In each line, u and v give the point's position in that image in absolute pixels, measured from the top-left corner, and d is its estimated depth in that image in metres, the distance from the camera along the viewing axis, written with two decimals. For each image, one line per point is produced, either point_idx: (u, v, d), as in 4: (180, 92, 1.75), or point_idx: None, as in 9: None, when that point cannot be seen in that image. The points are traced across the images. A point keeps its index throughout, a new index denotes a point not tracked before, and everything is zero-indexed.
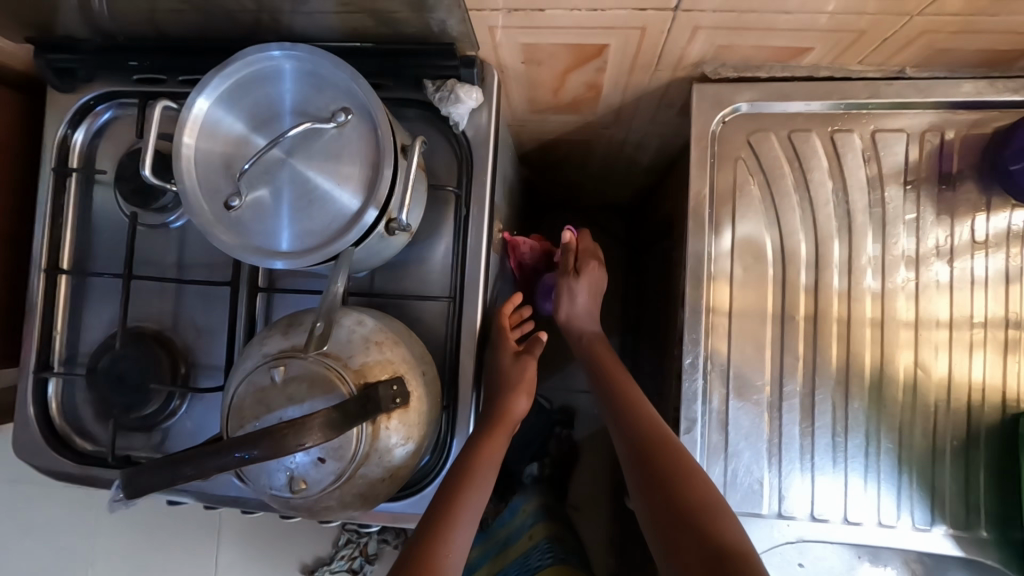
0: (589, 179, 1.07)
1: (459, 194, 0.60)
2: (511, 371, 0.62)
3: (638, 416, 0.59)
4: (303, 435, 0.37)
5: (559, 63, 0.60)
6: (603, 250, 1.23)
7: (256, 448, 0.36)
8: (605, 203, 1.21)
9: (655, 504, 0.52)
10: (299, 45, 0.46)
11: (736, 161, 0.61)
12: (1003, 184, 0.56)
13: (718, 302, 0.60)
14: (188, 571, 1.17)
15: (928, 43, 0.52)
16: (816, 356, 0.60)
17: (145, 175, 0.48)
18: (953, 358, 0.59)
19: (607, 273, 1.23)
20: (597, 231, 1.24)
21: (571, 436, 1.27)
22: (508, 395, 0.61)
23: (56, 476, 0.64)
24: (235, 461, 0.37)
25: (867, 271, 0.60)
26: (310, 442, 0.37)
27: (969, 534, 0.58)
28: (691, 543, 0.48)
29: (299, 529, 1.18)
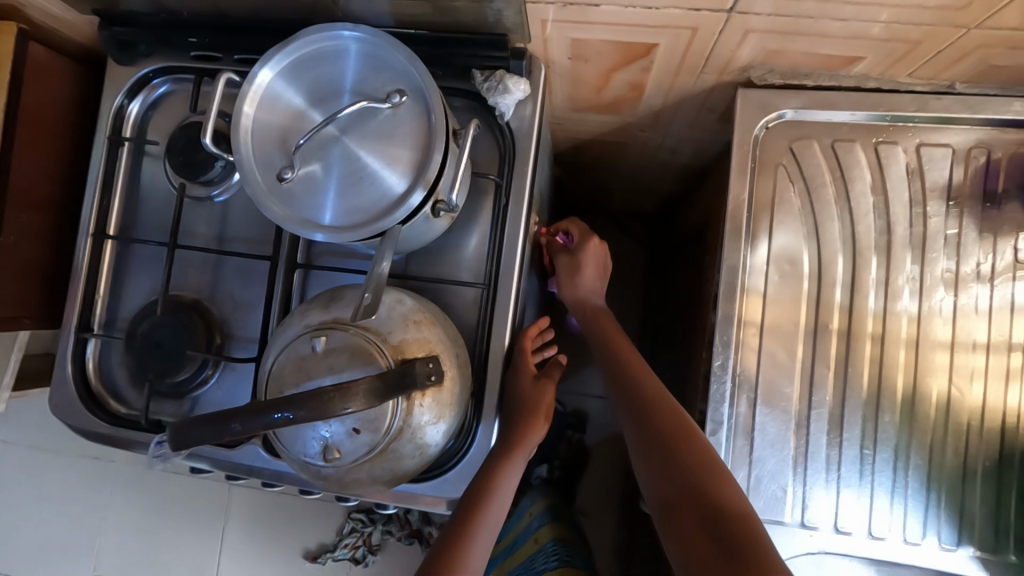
0: (619, 184, 1.07)
1: (501, 184, 0.61)
2: (532, 395, 0.59)
3: (639, 380, 0.60)
4: (347, 399, 0.39)
5: (606, 61, 0.61)
6: (627, 256, 1.23)
7: (302, 410, 0.39)
8: (632, 210, 1.22)
9: (654, 465, 0.54)
10: (362, 28, 0.48)
11: (777, 167, 0.61)
12: None
13: (751, 306, 0.60)
14: (196, 546, 1.18)
15: (982, 58, 0.52)
16: (848, 367, 0.59)
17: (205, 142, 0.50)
18: (989, 380, 0.58)
19: (630, 280, 1.23)
20: (622, 237, 1.24)
21: (582, 440, 1.26)
22: (528, 417, 0.59)
23: (89, 436, 0.66)
24: (277, 420, 0.39)
25: (905, 285, 0.59)
26: (353, 406, 0.39)
27: (995, 558, 0.57)
28: (688, 505, 0.50)
29: (304, 514, 1.18)
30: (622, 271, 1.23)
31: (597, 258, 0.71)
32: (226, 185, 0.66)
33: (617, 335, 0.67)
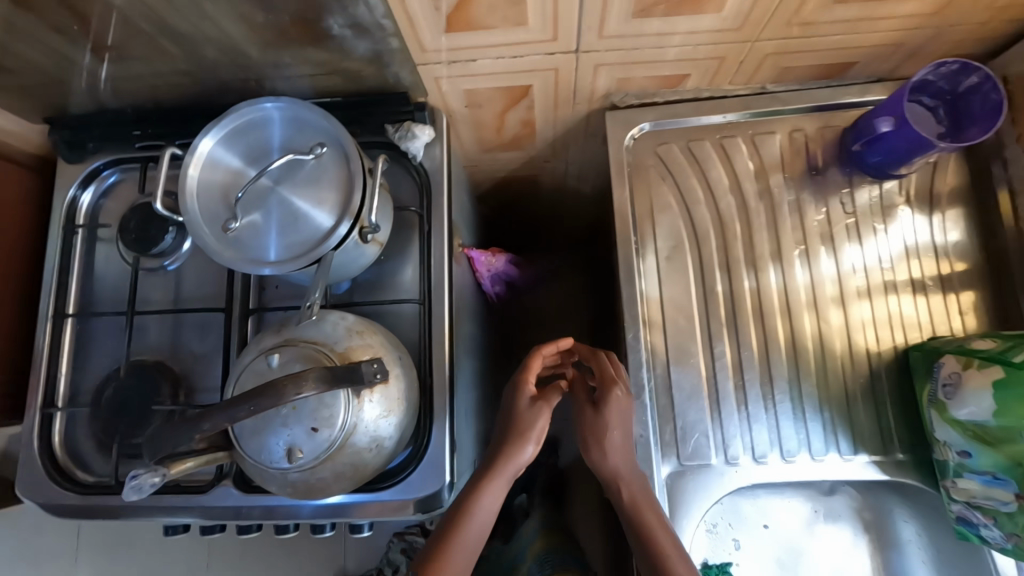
0: (546, 215, 1.20)
1: (421, 212, 0.71)
2: (524, 417, 0.64)
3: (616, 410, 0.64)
4: (301, 383, 0.46)
5: (496, 105, 0.74)
6: (567, 280, 1.35)
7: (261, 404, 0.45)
8: (564, 239, 1.34)
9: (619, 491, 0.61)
10: (283, 98, 0.59)
11: (647, 168, 0.74)
12: (857, 166, 0.71)
13: (650, 284, 0.71)
14: None
15: (775, 63, 0.67)
16: (738, 321, 0.70)
17: (157, 207, 0.58)
18: (851, 312, 0.69)
19: (574, 300, 1.34)
20: (561, 263, 1.36)
21: (556, 463, 1.30)
22: (516, 432, 0.63)
23: (60, 511, 0.68)
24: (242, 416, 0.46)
25: (768, 246, 0.72)
26: (307, 390, 0.46)
27: (891, 460, 0.66)
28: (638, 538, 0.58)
29: None
30: (566, 297, 1.33)
31: (619, 417, 0.62)
32: (176, 254, 0.73)
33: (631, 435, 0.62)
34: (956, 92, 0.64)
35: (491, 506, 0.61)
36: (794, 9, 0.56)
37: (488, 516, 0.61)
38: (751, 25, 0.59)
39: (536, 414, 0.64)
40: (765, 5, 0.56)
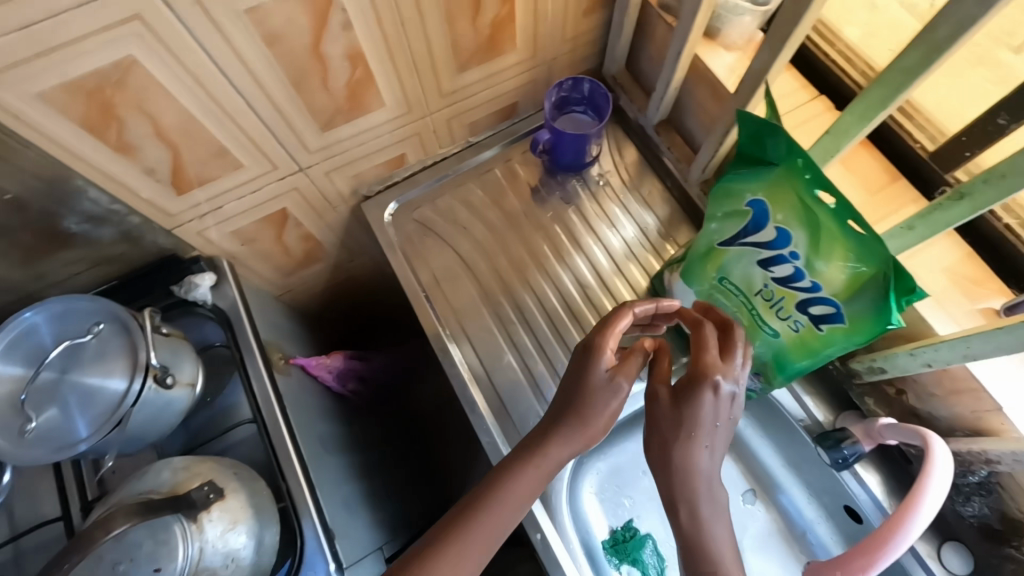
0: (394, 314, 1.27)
1: (229, 345, 0.78)
2: (590, 381, 0.59)
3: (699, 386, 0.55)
4: (112, 524, 0.49)
5: (267, 233, 0.86)
6: None
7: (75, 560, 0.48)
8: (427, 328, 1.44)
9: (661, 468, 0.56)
10: (49, 300, 0.65)
11: (411, 232, 0.88)
12: (561, 169, 0.90)
13: (448, 318, 0.83)
14: None
15: (461, 122, 0.85)
16: (526, 316, 0.83)
17: None
18: (604, 273, 0.86)
19: None
20: None
21: None
22: (575, 409, 0.59)
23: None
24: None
25: (525, 251, 0.87)
26: (119, 527, 0.50)
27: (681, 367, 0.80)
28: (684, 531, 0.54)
29: None
30: None
31: (694, 417, 0.55)
32: None
33: (687, 431, 0.55)
34: (588, 95, 0.85)
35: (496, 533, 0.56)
36: (434, 85, 0.74)
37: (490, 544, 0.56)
38: (415, 105, 0.76)
39: (607, 395, 0.59)
40: (410, 90, 0.73)
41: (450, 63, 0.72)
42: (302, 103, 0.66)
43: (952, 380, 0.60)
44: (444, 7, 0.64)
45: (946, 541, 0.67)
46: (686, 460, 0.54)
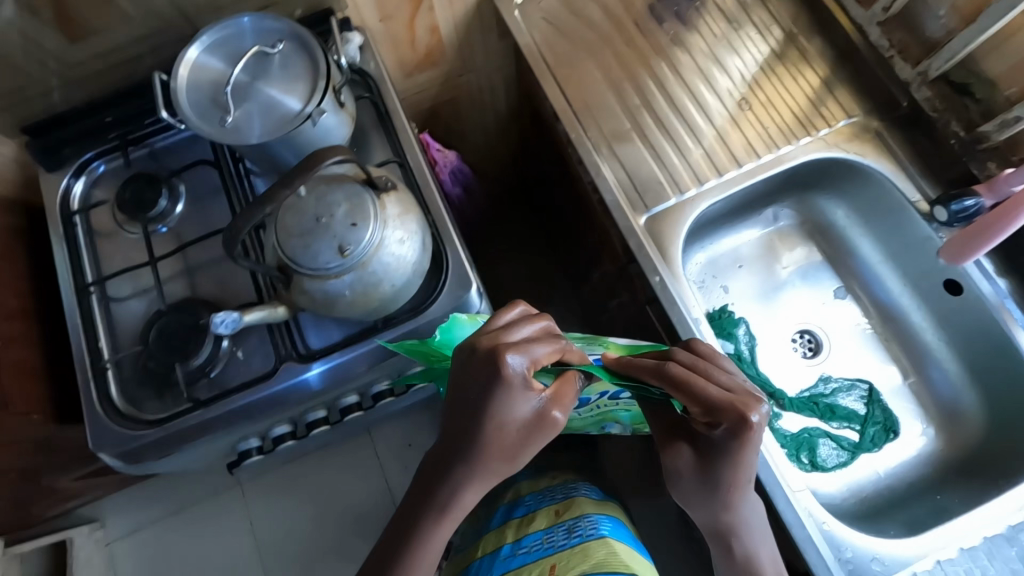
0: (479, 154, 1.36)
1: (373, 99, 0.85)
2: (517, 423, 0.49)
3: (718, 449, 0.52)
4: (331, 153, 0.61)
5: (404, 13, 0.90)
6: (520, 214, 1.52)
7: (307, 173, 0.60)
8: (505, 186, 1.51)
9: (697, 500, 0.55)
10: (246, 15, 0.72)
11: (538, 22, 0.92)
12: None
13: (574, 98, 0.87)
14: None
15: None
16: (649, 98, 0.87)
17: (161, 113, 0.67)
18: (725, 63, 0.88)
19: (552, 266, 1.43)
20: (508, 201, 1.53)
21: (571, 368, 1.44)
22: (499, 446, 0.49)
23: (128, 456, 0.73)
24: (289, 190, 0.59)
25: (647, 42, 0.90)
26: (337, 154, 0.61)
27: (800, 145, 0.83)
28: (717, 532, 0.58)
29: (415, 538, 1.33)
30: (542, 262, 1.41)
31: (741, 451, 0.51)
32: (168, 216, 0.83)
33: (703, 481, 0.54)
34: None
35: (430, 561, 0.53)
36: None
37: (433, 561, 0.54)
38: None
39: (519, 401, 0.48)
40: None
41: None
42: None
43: None
44: None
45: None
46: (725, 495, 0.54)
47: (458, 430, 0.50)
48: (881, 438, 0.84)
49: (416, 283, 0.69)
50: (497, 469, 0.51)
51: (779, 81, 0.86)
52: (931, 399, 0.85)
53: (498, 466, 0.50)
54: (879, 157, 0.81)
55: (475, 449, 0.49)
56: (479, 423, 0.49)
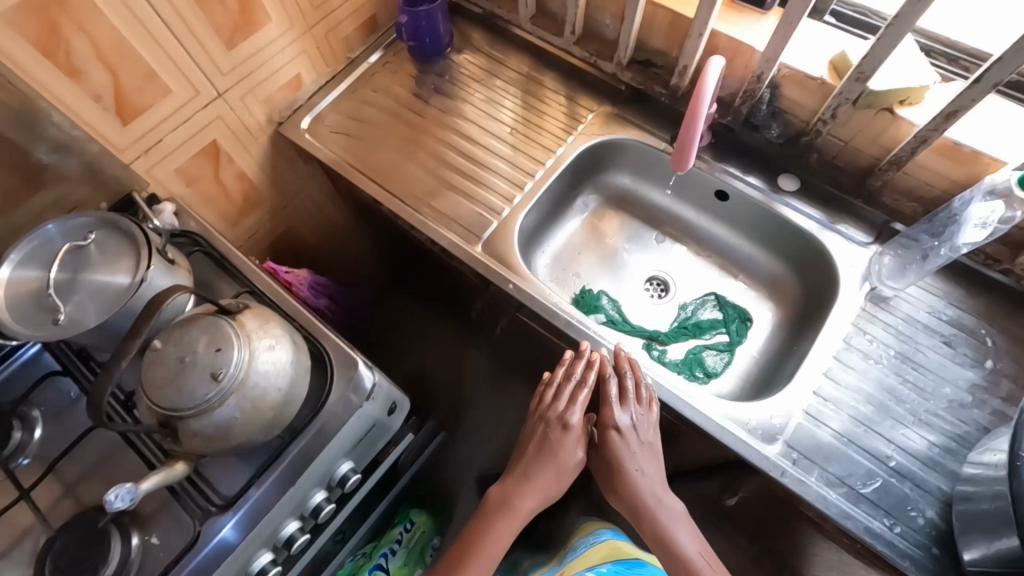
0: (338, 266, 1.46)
1: (206, 249, 0.89)
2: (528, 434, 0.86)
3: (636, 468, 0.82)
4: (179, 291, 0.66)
5: (206, 171, 0.99)
6: (406, 303, 1.67)
7: (169, 335, 0.67)
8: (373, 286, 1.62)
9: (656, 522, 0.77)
10: (64, 217, 0.76)
11: (330, 134, 1.06)
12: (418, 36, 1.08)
13: (383, 175, 1.01)
14: None
15: (335, 35, 1.05)
16: (440, 154, 1.03)
17: None
18: (487, 106, 1.08)
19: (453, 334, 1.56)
20: (395, 294, 1.69)
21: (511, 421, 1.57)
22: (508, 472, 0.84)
23: None
24: (160, 351, 0.66)
25: (423, 115, 1.08)
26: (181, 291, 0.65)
27: (571, 141, 1.03)
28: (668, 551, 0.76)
29: None
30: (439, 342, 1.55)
31: (648, 450, 0.80)
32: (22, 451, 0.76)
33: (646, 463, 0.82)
34: None
35: (500, 545, 0.78)
36: None
37: (505, 541, 0.78)
38: (295, 21, 0.96)
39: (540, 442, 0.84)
40: (288, 5, 0.93)
41: None
42: (205, 15, 0.82)
43: (736, 58, 0.87)
44: None
45: (780, 174, 0.93)
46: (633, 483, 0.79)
47: (536, 456, 0.81)
48: (742, 328, 0.99)
49: (306, 388, 0.74)
50: (529, 495, 0.79)
51: (529, 103, 1.08)
52: (756, 279, 1.01)
53: (541, 487, 0.80)
54: (625, 129, 1.02)
55: (536, 460, 0.81)
56: (540, 449, 0.82)
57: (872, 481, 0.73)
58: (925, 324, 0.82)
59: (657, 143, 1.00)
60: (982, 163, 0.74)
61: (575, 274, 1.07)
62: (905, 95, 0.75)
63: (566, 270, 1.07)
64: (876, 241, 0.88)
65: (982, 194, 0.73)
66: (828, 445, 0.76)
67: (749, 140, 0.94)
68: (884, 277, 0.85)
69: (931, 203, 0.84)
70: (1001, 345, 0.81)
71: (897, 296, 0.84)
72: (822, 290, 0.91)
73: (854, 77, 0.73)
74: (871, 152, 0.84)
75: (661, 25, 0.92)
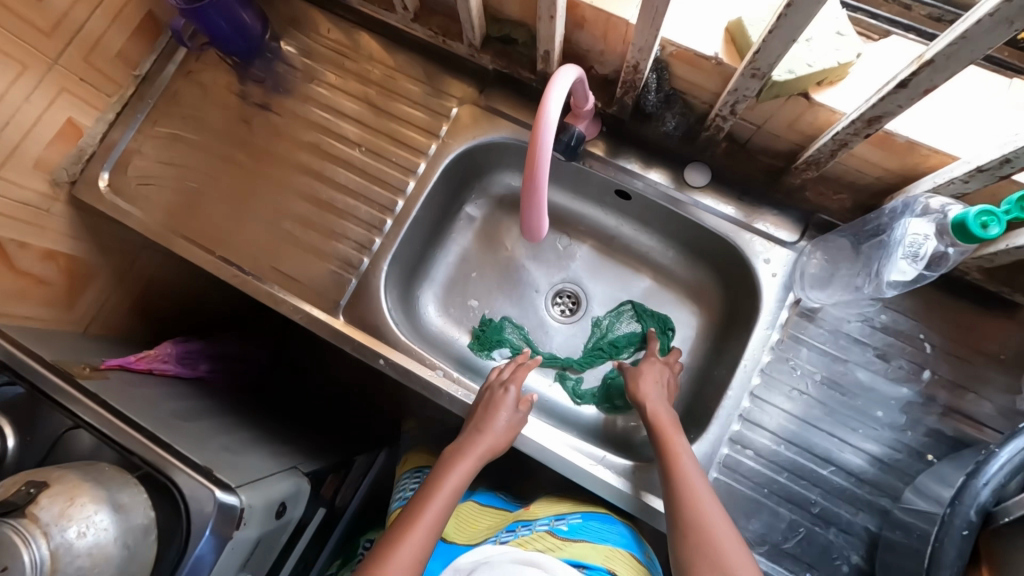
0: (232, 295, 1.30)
1: (17, 380, 0.75)
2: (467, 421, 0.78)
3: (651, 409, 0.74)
4: None
5: None
6: None
7: None
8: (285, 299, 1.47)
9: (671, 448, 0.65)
10: None
11: (139, 187, 0.85)
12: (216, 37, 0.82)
13: (213, 233, 0.83)
14: None
15: (101, 56, 0.79)
16: (277, 191, 0.84)
17: None
18: (324, 115, 0.85)
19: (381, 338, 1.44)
20: None
21: None
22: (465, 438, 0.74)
23: None
24: None
25: (248, 139, 0.86)
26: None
27: (432, 153, 0.82)
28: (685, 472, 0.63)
29: None
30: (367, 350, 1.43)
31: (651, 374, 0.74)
32: None
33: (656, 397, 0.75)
34: None
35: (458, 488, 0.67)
36: (24, 26, 0.68)
37: (456, 494, 0.67)
38: (26, 57, 0.70)
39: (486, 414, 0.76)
40: (4, 42, 0.66)
41: None
42: None
43: (606, 31, 0.65)
44: None
45: (687, 165, 0.75)
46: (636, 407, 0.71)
47: (480, 409, 0.73)
48: (664, 341, 0.86)
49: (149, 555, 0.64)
50: (485, 442, 0.70)
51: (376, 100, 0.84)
52: (674, 280, 0.88)
53: (489, 434, 0.70)
54: (495, 127, 0.82)
55: (481, 417, 0.72)
56: (488, 400, 0.73)
57: (794, 533, 0.67)
58: (854, 338, 0.71)
59: None
60: (920, 156, 0.58)
61: (473, 299, 0.92)
62: (820, 77, 0.56)
63: (461, 298, 0.92)
64: (802, 237, 0.73)
65: (911, 211, 0.59)
66: (748, 499, 0.69)
67: (645, 129, 0.75)
68: (807, 286, 0.72)
69: (860, 190, 0.69)
70: (941, 350, 0.70)
71: (822, 307, 0.72)
72: (746, 298, 0.78)
73: (748, 72, 0.53)
74: (790, 138, 0.66)
75: None
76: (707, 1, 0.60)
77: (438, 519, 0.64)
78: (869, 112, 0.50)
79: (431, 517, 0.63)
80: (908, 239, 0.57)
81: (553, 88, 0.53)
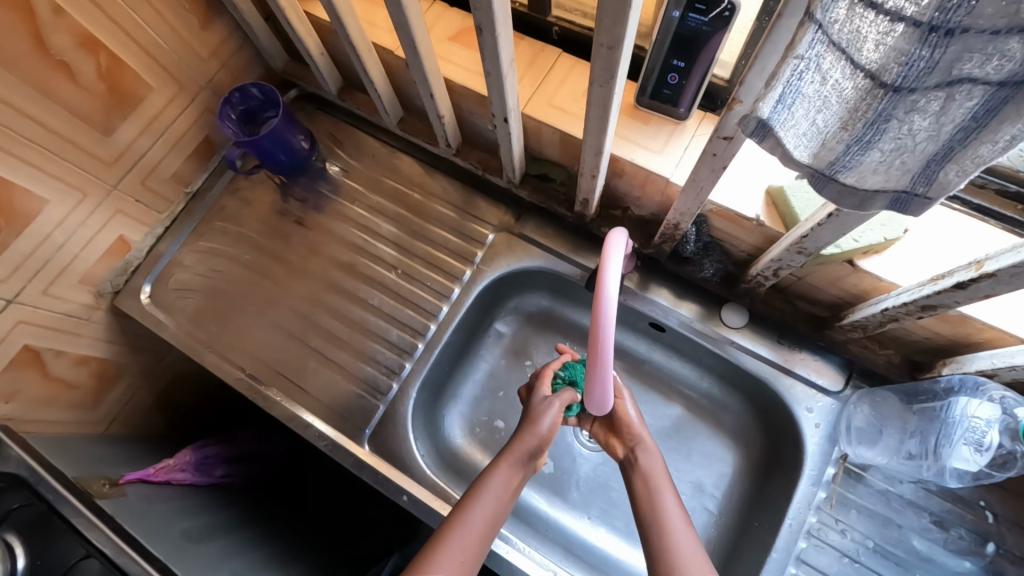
0: None
1: (33, 500, 0.71)
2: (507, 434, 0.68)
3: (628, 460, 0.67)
4: None
5: None
6: None
7: None
8: None
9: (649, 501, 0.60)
10: None
11: (180, 300, 0.87)
12: (272, 163, 0.86)
13: (246, 349, 0.83)
14: None
15: (158, 177, 0.83)
16: (312, 310, 0.85)
17: None
18: (362, 235, 0.87)
19: None
20: None
21: None
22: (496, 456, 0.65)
23: None
24: None
25: (287, 254, 0.88)
26: None
27: (464, 279, 0.83)
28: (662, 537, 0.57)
29: None
30: None
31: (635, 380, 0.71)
32: None
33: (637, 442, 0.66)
34: (263, 98, 0.84)
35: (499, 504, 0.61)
36: (88, 155, 0.71)
37: (495, 515, 0.60)
38: (86, 186, 0.73)
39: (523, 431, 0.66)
40: (68, 174, 0.70)
41: (89, 130, 0.70)
42: None
43: (645, 182, 0.67)
44: (27, 82, 0.62)
45: (723, 305, 0.74)
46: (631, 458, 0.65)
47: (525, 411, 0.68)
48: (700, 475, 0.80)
49: None
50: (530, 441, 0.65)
51: (413, 223, 0.86)
52: (705, 408, 0.83)
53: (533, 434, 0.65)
54: (529, 254, 0.83)
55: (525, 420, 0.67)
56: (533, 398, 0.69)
57: None
58: (907, 500, 0.67)
59: (570, 275, 0.82)
60: (973, 327, 0.57)
61: (501, 421, 0.88)
62: (865, 249, 0.55)
63: (485, 418, 0.89)
64: (847, 385, 0.70)
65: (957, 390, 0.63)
66: None
67: (681, 270, 0.75)
68: (854, 441, 0.68)
69: (907, 344, 0.68)
70: (1004, 518, 0.65)
71: (872, 465, 0.68)
72: (785, 445, 0.74)
73: (794, 249, 0.54)
74: (832, 290, 0.66)
75: (552, 139, 0.71)
76: (746, 163, 0.62)
77: (481, 533, 0.58)
78: (923, 301, 0.50)
79: (474, 526, 0.58)
80: (969, 423, 0.61)
81: (609, 262, 0.50)
